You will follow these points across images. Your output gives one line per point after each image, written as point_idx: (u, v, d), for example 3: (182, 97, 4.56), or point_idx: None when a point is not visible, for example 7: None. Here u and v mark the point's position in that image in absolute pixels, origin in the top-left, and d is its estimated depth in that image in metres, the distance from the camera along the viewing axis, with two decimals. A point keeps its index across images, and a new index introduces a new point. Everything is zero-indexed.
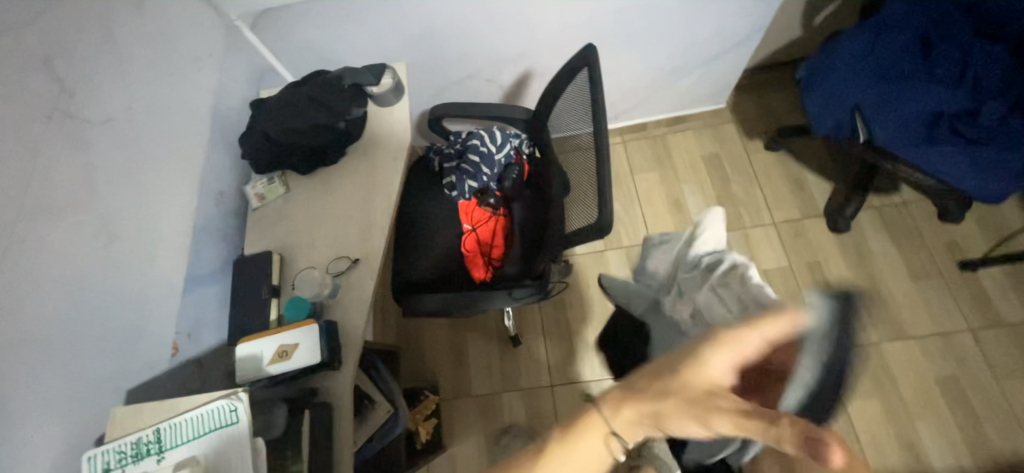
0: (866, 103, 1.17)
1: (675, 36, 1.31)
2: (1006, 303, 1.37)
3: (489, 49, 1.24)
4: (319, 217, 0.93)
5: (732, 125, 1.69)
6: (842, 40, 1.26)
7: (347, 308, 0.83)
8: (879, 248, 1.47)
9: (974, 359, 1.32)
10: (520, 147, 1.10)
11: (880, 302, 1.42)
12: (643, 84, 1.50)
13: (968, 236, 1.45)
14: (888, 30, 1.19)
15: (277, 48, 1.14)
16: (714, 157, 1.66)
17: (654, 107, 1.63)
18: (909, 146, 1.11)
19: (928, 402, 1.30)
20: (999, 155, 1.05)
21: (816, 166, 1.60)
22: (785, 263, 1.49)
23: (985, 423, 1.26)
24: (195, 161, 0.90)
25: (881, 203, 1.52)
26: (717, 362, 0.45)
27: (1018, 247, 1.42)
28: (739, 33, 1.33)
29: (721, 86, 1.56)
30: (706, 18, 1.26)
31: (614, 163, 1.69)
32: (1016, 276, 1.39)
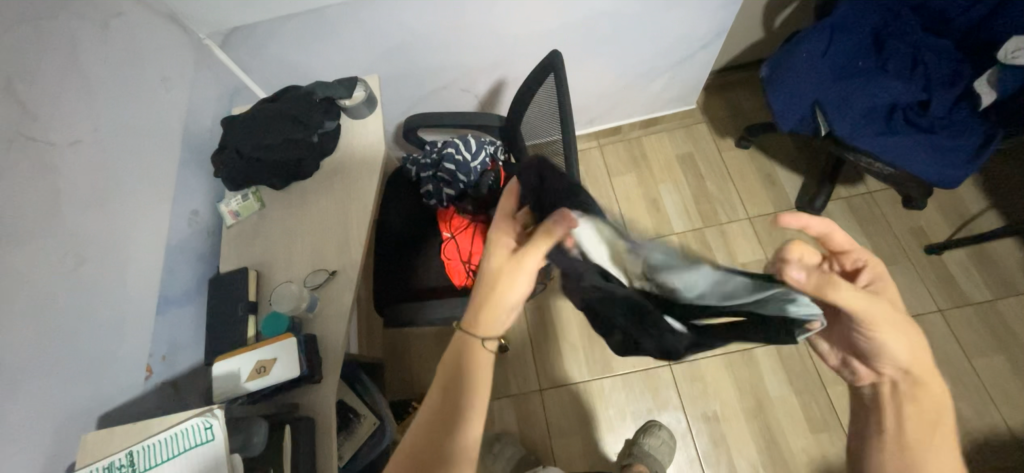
0: (826, 99, 1.20)
1: (641, 41, 1.35)
2: (971, 284, 1.42)
3: (462, 59, 1.26)
4: (295, 231, 0.93)
5: (704, 125, 1.74)
6: (800, 38, 1.28)
7: (327, 321, 0.83)
8: (850, 237, 1.52)
9: (946, 339, 1.37)
10: (495, 154, 1.11)
11: None
12: (616, 89, 1.54)
13: (932, 221, 1.51)
14: (844, 28, 1.24)
15: (249, 66, 1.14)
16: (688, 156, 1.70)
17: (628, 111, 1.67)
18: (868, 138, 1.15)
19: None
20: (953, 143, 1.10)
21: (785, 160, 1.65)
22: (762, 256, 1.53)
23: (961, 401, 1.30)
24: (167, 181, 0.89)
25: (849, 194, 1.58)
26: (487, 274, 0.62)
27: (979, 229, 1.48)
28: (703, 35, 1.37)
29: (690, 87, 1.61)
30: (670, 24, 1.30)
31: (591, 167, 1.73)
32: (978, 257, 1.45)
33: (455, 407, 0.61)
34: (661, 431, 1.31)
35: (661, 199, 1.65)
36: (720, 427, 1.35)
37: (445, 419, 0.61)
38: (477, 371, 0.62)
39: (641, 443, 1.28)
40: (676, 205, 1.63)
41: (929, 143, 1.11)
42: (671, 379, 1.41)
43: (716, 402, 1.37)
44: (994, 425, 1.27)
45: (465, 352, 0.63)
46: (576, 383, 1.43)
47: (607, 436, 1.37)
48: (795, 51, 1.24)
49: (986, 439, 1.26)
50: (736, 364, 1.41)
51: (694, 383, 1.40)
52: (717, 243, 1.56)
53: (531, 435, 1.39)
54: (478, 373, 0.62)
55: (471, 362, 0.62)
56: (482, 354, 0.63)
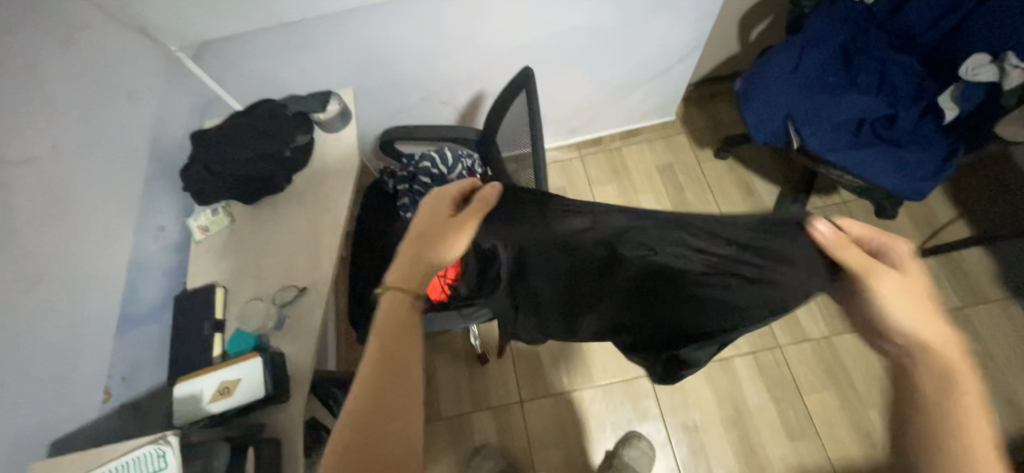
0: (797, 113, 1.22)
1: (618, 54, 1.36)
2: (942, 292, 1.45)
3: (441, 71, 1.26)
4: (266, 247, 0.91)
5: (684, 135, 1.77)
6: (773, 53, 1.31)
7: (295, 339, 0.82)
8: None
9: None
10: (473, 167, 1.10)
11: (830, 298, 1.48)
12: (595, 100, 1.55)
13: (904, 230, 1.55)
14: (815, 43, 1.27)
15: (221, 78, 1.12)
16: (668, 166, 1.72)
17: (608, 122, 1.68)
18: (837, 151, 1.17)
19: (880, 391, 1.35)
20: (918, 155, 1.13)
21: (761, 170, 1.68)
22: None
23: None
24: (132, 196, 0.87)
25: (824, 203, 1.61)
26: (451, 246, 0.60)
27: (949, 238, 1.51)
28: (679, 48, 1.39)
29: (669, 99, 1.63)
30: (647, 38, 1.33)
31: (573, 177, 1.74)
32: (948, 265, 1.49)
33: (388, 379, 0.52)
34: (641, 442, 1.31)
35: (641, 209, 1.66)
36: (699, 437, 1.36)
37: (393, 359, 0.54)
38: (412, 340, 0.56)
39: (621, 453, 1.29)
40: None
41: (900, 155, 1.14)
42: (651, 388, 1.42)
43: (696, 412, 1.38)
44: None
45: (398, 329, 0.57)
46: (556, 394, 1.43)
47: (588, 448, 1.37)
48: (768, 66, 1.27)
49: None
50: (715, 373, 1.42)
51: (674, 393, 1.41)
52: None
53: (512, 448, 1.38)
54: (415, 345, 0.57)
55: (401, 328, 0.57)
56: (409, 317, 0.58)
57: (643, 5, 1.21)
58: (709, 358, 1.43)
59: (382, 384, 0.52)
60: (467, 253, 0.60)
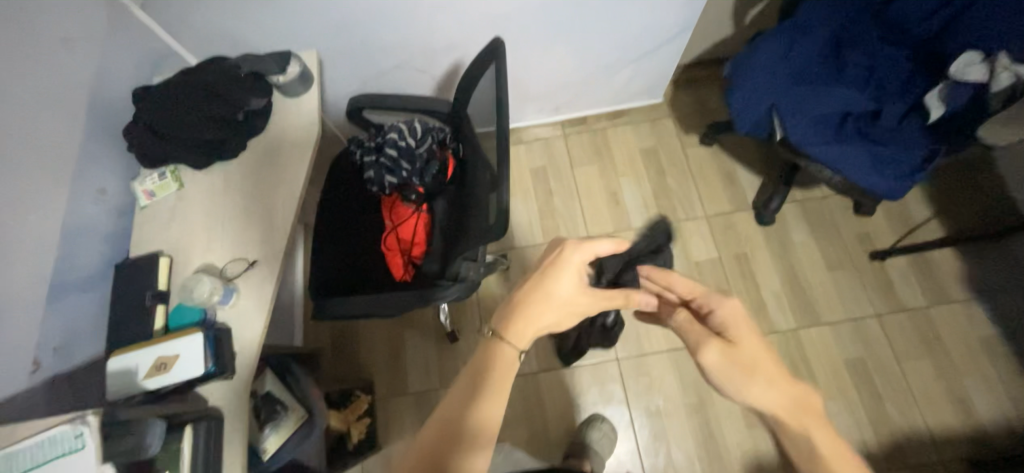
0: (782, 103, 1.18)
1: (605, 29, 1.30)
2: (909, 291, 1.47)
3: (417, 36, 1.18)
4: (215, 216, 0.86)
5: (671, 119, 1.72)
6: (764, 37, 1.26)
7: (243, 315, 0.79)
8: (801, 240, 1.55)
9: (880, 343, 1.42)
10: (443, 142, 1.06)
11: (800, 291, 1.49)
12: (580, 77, 1.49)
13: (879, 227, 1.55)
14: (807, 30, 1.22)
15: (174, 29, 1.04)
16: (652, 151, 1.68)
17: (593, 101, 1.63)
18: (819, 144, 1.15)
19: (838, 384, 1.39)
20: (897, 154, 1.11)
21: (745, 160, 1.66)
22: (714, 256, 1.54)
23: (888, 404, 1.36)
24: (67, 155, 0.81)
25: (804, 197, 1.60)
26: (552, 285, 0.69)
27: (921, 238, 1.52)
28: (669, 27, 1.33)
29: (657, 80, 1.58)
30: (637, 14, 1.26)
31: (555, 157, 1.69)
32: (918, 265, 1.50)
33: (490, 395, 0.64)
34: (603, 424, 1.33)
35: (621, 193, 1.63)
36: (661, 421, 1.38)
37: (482, 386, 0.64)
38: (500, 366, 0.66)
39: (583, 436, 1.31)
40: (636, 200, 1.62)
41: (879, 151, 1.12)
42: (618, 374, 1.43)
43: (660, 398, 1.40)
44: (915, 426, 1.34)
45: (485, 360, 0.67)
46: (523, 375, 1.43)
47: (551, 428, 1.38)
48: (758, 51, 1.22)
49: (906, 438, 1.33)
50: (681, 360, 1.43)
51: (640, 379, 1.42)
52: (673, 240, 1.56)
53: None
54: (504, 370, 0.66)
55: (498, 361, 0.66)
56: (506, 354, 0.67)
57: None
58: (677, 346, 1.44)
59: (471, 395, 0.64)
60: (565, 294, 0.69)
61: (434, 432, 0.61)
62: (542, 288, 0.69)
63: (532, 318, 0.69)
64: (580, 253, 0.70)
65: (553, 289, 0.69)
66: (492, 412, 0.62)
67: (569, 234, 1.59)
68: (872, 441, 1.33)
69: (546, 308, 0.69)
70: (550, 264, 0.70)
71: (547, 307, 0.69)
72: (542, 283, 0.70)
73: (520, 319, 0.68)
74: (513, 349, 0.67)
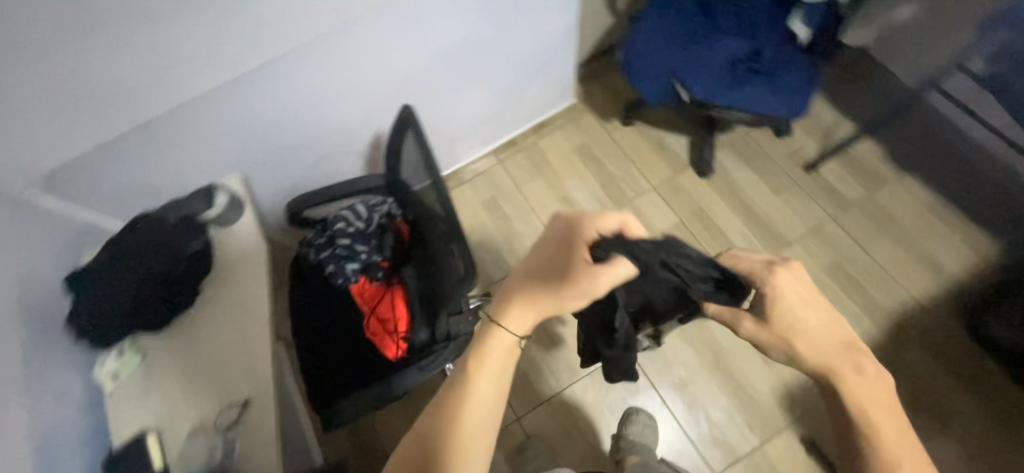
0: (678, 69, 1.28)
1: (501, 57, 1.37)
2: (849, 187, 1.59)
3: (331, 122, 1.20)
4: (189, 372, 0.83)
5: (590, 113, 1.81)
6: (643, 18, 1.36)
7: (252, 459, 0.76)
8: (743, 177, 1.65)
9: (844, 241, 1.52)
10: (390, 211, 1.05)
11: (760, 222, 1.58)
12: (495, 105, 1.54)
13: (803, 141, 1.68)
14: (674, 3, 1.34)
15: (82, 204, 1.00)
16: (584, 147, 1.76)
17: (514, 122, 1.69)
18: (722, 94, 1.24)
19: (826, 291, 1.47)
20: (789, 81, 1.23)
21: (667, 125, 1.76)
22: (675, 219, 1.62)
23: (875, 293, 1.45)
24: (12, 373, 0.76)
25: (731, 138, 1.71)
26: (558, 262, 0.68)
27: (840, 137, 1.66)
28: (556, 37, 1.43)
29: (563, 84, 1.67)
30: (524, 36, 1.35)
31: (500, 184, 1.73)
32: (847, 161, 1.63)
33: (484, 387, 0.67)
34: (639, 415, 1.34)
35: (572, 195, 1.69)
36: (691, 390, 1.40)
37: (476, 382, 0.67)
38: (490, 359, 0.68)
39: (625, 433, 1.30)
40: (587, 196, 1.69)
41: (774, 83, 1.23)
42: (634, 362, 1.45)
43: (681, 369, 1.42)
44: (902, 302, 1.44)
45: (480, 349, 0.69)
46: (549, 400, 1.42)
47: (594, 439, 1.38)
48: (640, 33, 1.33)
49: (900, 316, 1.42)
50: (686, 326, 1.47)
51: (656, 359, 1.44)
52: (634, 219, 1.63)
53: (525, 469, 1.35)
54: (495, 362, 0.68)
55: (489, 348, 0.68)
56: (501, 341, 0.69)
57: (512, 8, 1.23)
58: None
59: (458, 392, 0.66)
60: (573, 270, 0.67)
61: (428, 427, 0.65)
62: (546, 265, 0.69)
63: (533, 298, 0.69)
64: (592, 228, 0.68)
65: (563, 266, 0.68)
66: (480, 403, 0.66)
67: None
68: (874, 330, 1.42)
69: (550, 283, 0.68)
70: (558, 240, 0.69)
71: (546, 284, 0.68)
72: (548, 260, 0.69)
73: (519, 305, 0.69)
74: (508, 334, 0.68)
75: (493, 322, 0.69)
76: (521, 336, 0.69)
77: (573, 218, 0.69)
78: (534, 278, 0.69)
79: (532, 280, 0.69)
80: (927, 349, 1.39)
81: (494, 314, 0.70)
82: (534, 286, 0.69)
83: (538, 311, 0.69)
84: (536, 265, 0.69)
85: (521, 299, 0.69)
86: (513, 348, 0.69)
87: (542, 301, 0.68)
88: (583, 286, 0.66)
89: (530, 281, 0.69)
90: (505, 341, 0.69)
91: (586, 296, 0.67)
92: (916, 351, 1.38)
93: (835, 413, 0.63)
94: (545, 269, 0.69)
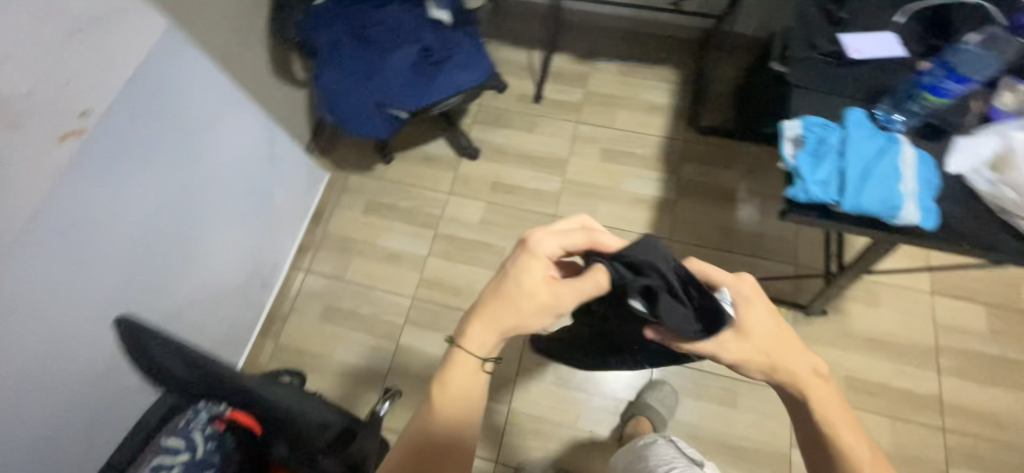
0: (380, 100, 1.35)
1: (216, 193, 1.25)
2: (570, 93, 1.91)
3: (67, 382, 0.98)
4: None
5: (353, 174, 1.81)
6: (321, 78, 1.39)
7: None
8: (502, 137, 1.85)
9: (595, 130, 1.83)
10: (212, 414, 0.93)
11: (537, 160, 1.80)
12: (253, 234, 1.43)
13: (519, 82, 1.94)
14: (333, 50, 1.38)
15: None
16: (371, 205, 1.77)
17: (290, 231, 1.61)
18: (426, 96, 1.35)
19: (612, 172, 1.76)
20: (463, 54, 1.39)
21: (420, 138, 1.85)
22: (482, 203, 1.74)
23: (638, 150, 1.78)
24: None
25: (472, 115, 1.89)
26: (523, 274, 0.71)
27: (539, 63, 1.96)
28: (256, 141, 1.36)
29: (306, 169, 1.63)
30: (215, 156, 1.22)
31: (329, 291, 1.67)
32: (556, 76, 1.94)
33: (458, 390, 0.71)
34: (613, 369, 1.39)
35: (393, 249, 1.70)
36: None
37: (445, 403, 0.71)
38: (455, 386, 0.71)
39: (643, 398, 1.41)
40: (405, 241, 1.71)
41: (453, 67, 1.37)
42: None
43: None
44: (657, 143, 1.78)
45: (448, 373, 0.72)
46: (504, 420, 1.43)
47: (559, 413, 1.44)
48: (327, 95, 1.37)
49: (663, 152, 1.77)
50: None
51: None
52: (453, 228, 1.71)
53: None
54: (461, 388, 0.72)
55: (454, 375, 0.72)
56: (467, 364, 0.71)
57: (173, 146, 1.09)
58: None
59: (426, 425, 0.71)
60: (534, 284, 0.70)
61: (400, 453, 0.70)
62: (510, 282, 0.71)
63: (495, 316, 0.71)
64: (551, 240, 0.72)
65: (529, 278, 0.70)
66: (446, 417, 0.71)
67: (403, 313, 1.62)
68: (657, 174, 1.74)
69: (509, 301, 0.71)
70: (521, 254, 0.72)
71: (510, 300, 0.71)
72: (516, 267, 0.71)
73: (478, 325, 0.71)
74: (472, 357, 0.71)
75: (455, 348, 0.72)
76: (485, 358, 0.72)
77: (538, 232, 0.72)
78: (496, 295, 0.72)
79: (495, 300, 0.71)
80: (691, 159, 1.75)
81: (457, 341, 0.72)
82: (499, 304, 0.71)
83: (501, 334, 0.71)
84: (503, 279, 0.72)
85: (483, 320, 0.71)
86: (480, 369, 0.72)
87: (502, 318, 0.71)
88: (538, 299, 0.70)
89: (487, 300, 0.72)
90: (472, 367, 0.72)
91: (545, 307, 0.70)
92: (687, 166, 1.74)
93: (804, 419, 0.72)
94: (508, 283, 0.71)
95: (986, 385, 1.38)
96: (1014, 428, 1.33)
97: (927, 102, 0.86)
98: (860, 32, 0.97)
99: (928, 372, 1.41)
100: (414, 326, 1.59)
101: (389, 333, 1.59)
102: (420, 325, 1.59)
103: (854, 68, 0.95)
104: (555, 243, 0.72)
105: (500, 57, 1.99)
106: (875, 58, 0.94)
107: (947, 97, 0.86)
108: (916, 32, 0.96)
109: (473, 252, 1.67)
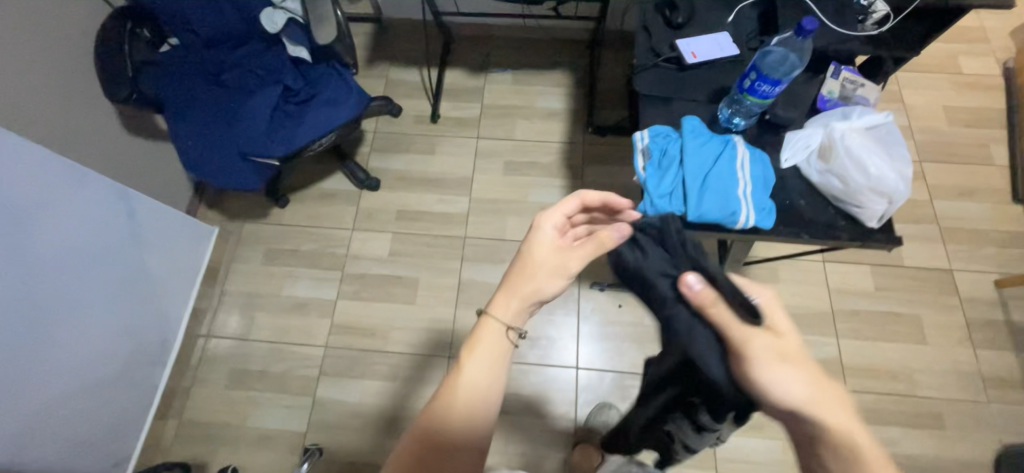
0: (244, 152, 1.25)
1: (60, 285, 1.10)
2: (467, 108, 1.87)
3: None
4: None
5: (247, 224, 1.69)
6: (175, 135, 1.27)
7: None
8: (402, 162, 1.78)
9: (496, 144, 1.80)
10: None
11: (441, 181, 1.75)
12: (126, 314, 1.29)
13: (414, 104, 1.88)
14: (186, 103, 1.28)
15: None
16: (270, 253, 1.66)
17: (178, 298, 1.47)
18: (294, 141, 1.26)
19: (517, 185, 1.73)
20: (329, 91, 1.31)
21: (316, 175, 1.75)
22: (389, 235, 1.67)
23: (541, 159, 1.77)
24: None
25: (368, 143, 1.81)
26: (537, 244, 0.69)
27: (432, 81, 1.91)
28: (111, 215, 1.21)
29: (188, 228, 1.49)
30: (58, 240, 1.08)
31: (234, 354, 1.54)
32: (451, 93, 1.89)
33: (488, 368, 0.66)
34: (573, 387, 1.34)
35: (299, 297, 1.60)
36: None
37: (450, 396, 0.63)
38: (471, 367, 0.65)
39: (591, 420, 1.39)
40: (311, 286, 1.62)
41: (319, 104, 1.30)
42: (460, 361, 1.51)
43: None
44: (558, 149, 1.78)
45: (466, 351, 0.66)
46: None
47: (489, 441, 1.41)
48: (185, 153, 1.26)
49: (564, 157, 1.77)
50: (465, 298, 1.58)
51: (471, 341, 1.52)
52: (361, 266, 1.63)
53: None
54: (475, 374, 0.64)
55: (475, 352, 0.66)
56: (489, 338, 0.66)
57: None
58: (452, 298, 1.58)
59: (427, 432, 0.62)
60: (549, 251, 0.69)
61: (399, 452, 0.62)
62: (527, 252, 0.70)
63: (515, 286, 0.68)
64: (560, 208, 0.71)
65: (547, 246, 0.69)
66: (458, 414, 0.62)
67: (317, 363, 1.52)
68: (561, 180, 1.73)
69: (528, 272, 0.69)
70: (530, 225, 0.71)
71: (530, 272, 0.69)
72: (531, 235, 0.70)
73: (501, 297, 0.68)
74: (498, 327, 0.66)
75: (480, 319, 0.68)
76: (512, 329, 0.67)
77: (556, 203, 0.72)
78: (515, 270, 0.69)
79: (514, 274, 0.69)
80: (594, 160, 1.75)
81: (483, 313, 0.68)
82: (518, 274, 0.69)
83: (525, 305, 0.68)
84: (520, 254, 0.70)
85: (505, 292, 0.68)
86: (505, 337, 0.67)
87: (524, 290, 0.68)
88: (551, 268, 0.68)
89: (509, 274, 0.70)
90: (493, 344, 0.66)
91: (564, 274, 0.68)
92: (590, 168, 1.74)
93: (824, 456, 0.58)
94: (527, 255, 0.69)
95: (880, 342, 1.47)
96: (908, 379, 1.43)
97: (752, 103, 0.85)
98: (696, 36, 0.98)
99: (830, 338, 1.48)
100: (330, 376, 1.51)
101: (305, 388, 1.50)
102: (337, 374, 1.51)
103: (695, 73, 0.96)
104: (562, 211, 0.71)
105: (392, 80, 1.92)
106: (712, 60, 0.96)
107: (768, 99, 0.84)
108: (744, 34, 1.01)
109: (385, 288, 1.60)
